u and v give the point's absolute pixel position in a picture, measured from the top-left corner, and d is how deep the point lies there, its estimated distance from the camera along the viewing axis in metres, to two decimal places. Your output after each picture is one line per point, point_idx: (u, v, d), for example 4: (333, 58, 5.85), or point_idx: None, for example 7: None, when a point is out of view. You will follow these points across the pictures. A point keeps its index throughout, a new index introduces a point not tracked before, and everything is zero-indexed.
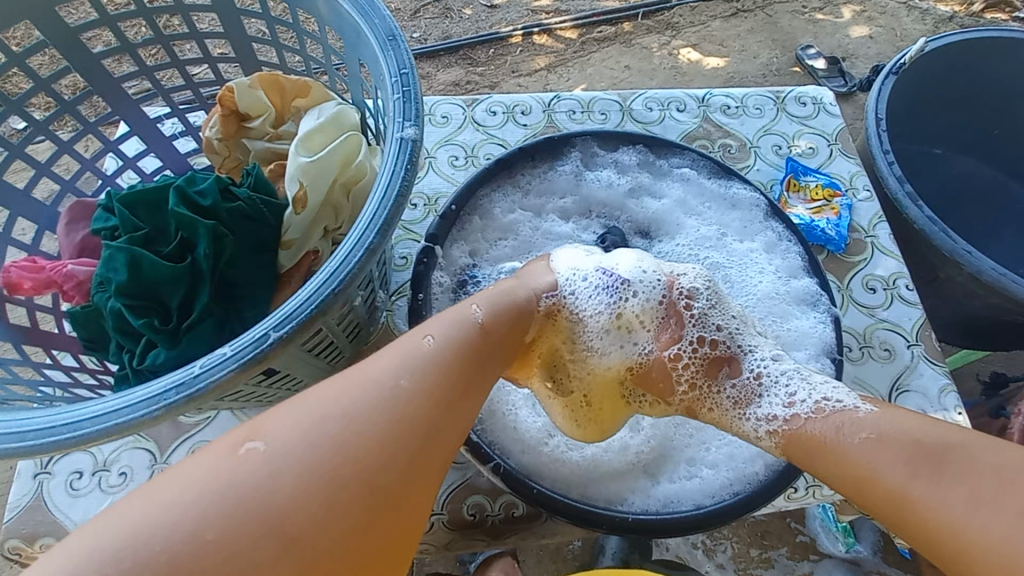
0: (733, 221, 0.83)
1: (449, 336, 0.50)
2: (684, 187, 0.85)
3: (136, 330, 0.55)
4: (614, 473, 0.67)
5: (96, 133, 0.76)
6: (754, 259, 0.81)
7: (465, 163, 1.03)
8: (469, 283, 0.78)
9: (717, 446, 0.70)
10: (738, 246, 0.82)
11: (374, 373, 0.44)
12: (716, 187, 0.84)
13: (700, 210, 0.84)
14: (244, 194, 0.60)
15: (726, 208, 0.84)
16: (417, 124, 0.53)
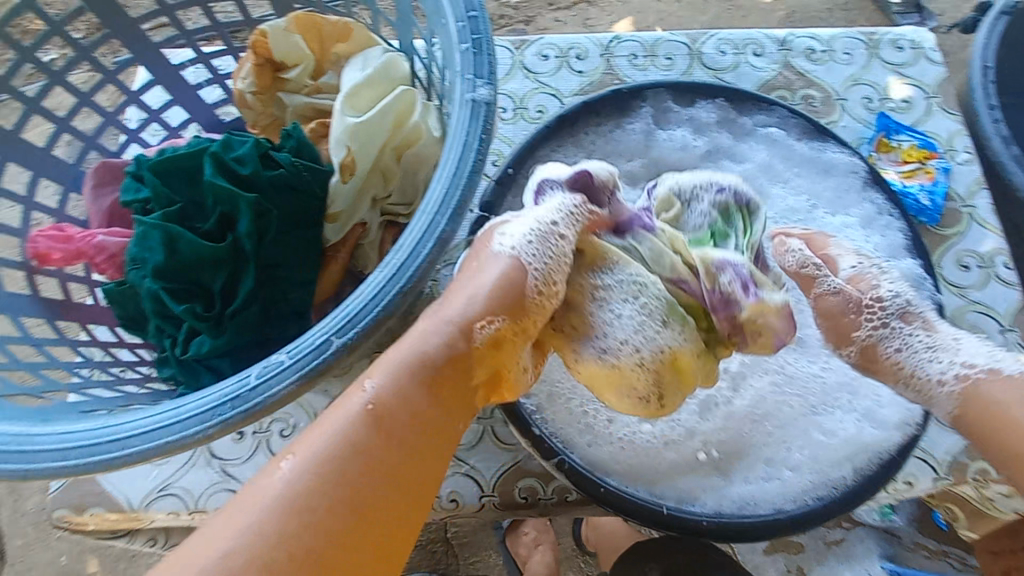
0: (825, 190, 0.73)
1: (323, 447, 0.42)
2: (767, 150, 0.75)
3: (177, 316, 0.51)
4: (685, 468, 0.63)
5: (117, 83, 0.68)
6: (848, 235, 0.71)
7: (513, 115, 0.93)
8: None
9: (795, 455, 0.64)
10: (830, 219, 0.72)
11: (265, 494, 0.40)
12: (807, 152, 0.75)
13: (786, 177, 0.75)
14: (287, 160, 0.52)
15: (818, 175, 0.74)
16: (491, 83, 0.44)
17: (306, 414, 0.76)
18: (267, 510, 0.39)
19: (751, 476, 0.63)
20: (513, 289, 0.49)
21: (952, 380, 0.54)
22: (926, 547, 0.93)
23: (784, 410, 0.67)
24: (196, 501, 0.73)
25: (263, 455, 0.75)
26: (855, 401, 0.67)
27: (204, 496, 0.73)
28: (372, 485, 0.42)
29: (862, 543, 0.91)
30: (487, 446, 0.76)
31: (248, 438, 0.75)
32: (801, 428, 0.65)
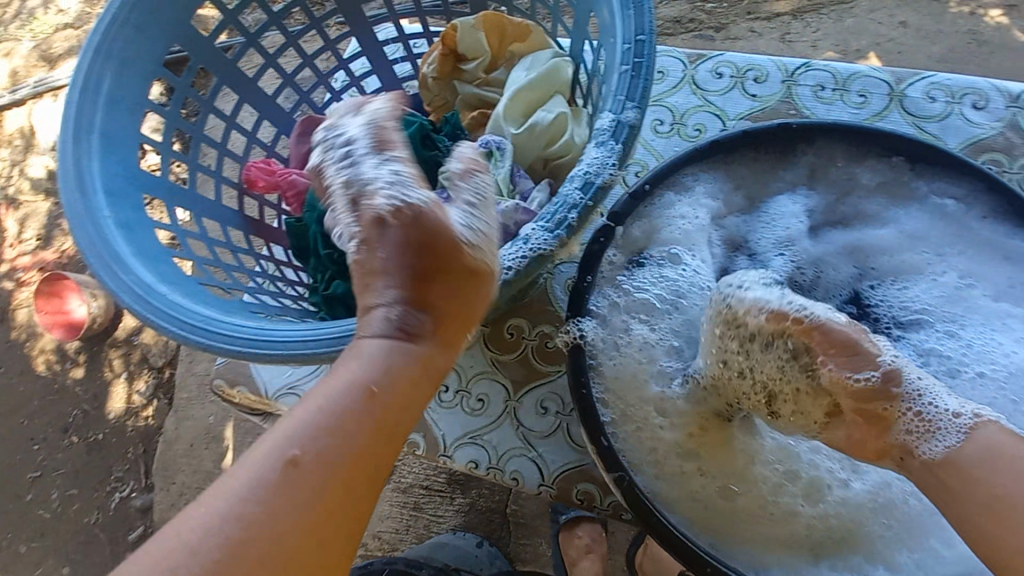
0: (995, 277, 0.68)
1: (379, 373, 0.41)
2: (934, 221, 0.69)
3: (327, 258, 0.60)
4: (758, 532, 0.61)
5: (334, 50, 0.81)
6: (1005, 325, 0.67)
7: (669, 130, 0.91)
8: (643, 264, 0.70)
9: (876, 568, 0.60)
10: (987, 303, 0.68)
11: (289, 422, 0.39)
12: (988, 232, 0.67)
13: (942, 254, 0.70)
14: (442, 143, 0.61)
15: (992, 260, 0.68)
16: (640, 108, 0.46)
17: None
18: (297, 437, 0.38)
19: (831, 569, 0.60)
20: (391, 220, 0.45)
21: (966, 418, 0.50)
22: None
23: (876, 508, 0.62)
24: None
25: None
26: None
27: None
28: (396, 389, 0.41)
29: None
30: (559, 439, 0.79)
31: None
32: (884, 526, 0.62)
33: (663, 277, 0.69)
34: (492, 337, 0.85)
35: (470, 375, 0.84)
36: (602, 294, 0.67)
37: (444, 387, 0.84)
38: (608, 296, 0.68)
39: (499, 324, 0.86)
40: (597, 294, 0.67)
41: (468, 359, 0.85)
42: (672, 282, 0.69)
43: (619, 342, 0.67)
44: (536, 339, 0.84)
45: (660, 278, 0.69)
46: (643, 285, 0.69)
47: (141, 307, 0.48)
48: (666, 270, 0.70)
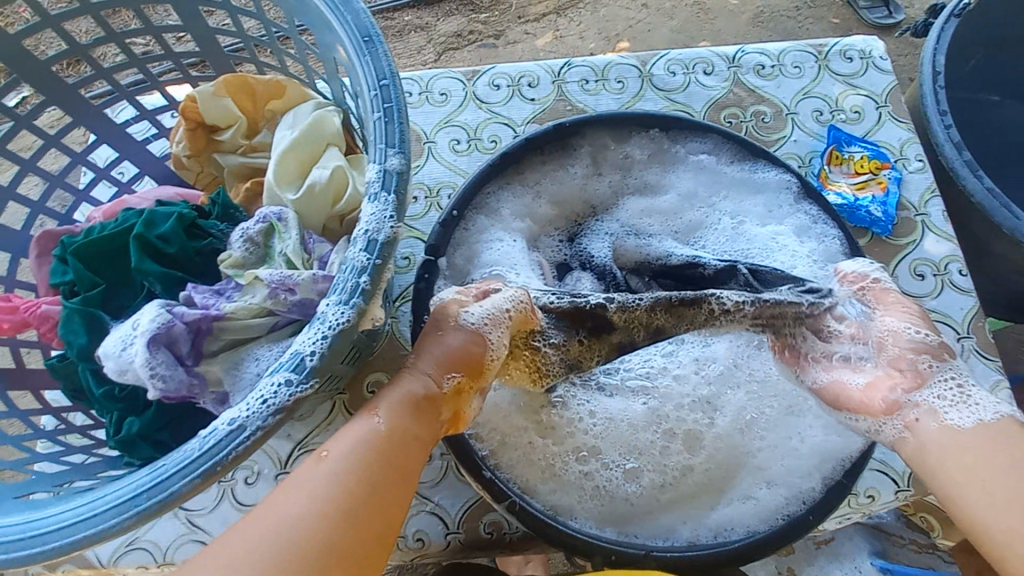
0: (756, 207, 0.78)
1: (357, 447, 0.44)
2: (698, 176, 0.79)
3: (104, 398, 0.50)
4: (658, 500, 0.63)
5: (61, 146, 0.69)
6: (777, 243, 0.76)
7: (468, 147, 0.93)
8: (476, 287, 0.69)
9: (762, 490, 0.63)
10: (758, 230, 0.77)
11: (278, 506, 0.40)
12: (739, 175, 0.78)
13: (714, 201, 0.79)
14: (215, 228, 0.53)
15: (749, 194, 0.78)
16: (403, 152, 0.44)
17: (270, 459, 0.77)
18: (280, 518, 0.39)
19: (728, 506, 0.63)
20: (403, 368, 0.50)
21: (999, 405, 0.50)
22: (915, 542, 0.94)
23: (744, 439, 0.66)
24: (164, 554, 0.74)
25: (230, 504, 0.76)
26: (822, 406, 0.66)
27: (172, 547, 0.74)
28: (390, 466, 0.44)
29: (850, 540, 0.93)
30: (450, 481, 0.75)
31: (214, 488, 0.76)
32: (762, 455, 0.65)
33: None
34: (352, 402, 0.80)
35: None
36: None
37: None
38: None
39: (356, 386, 0.81)
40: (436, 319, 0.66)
41: (335, 435, 0.78)
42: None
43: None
44: (398, 389, 0.81)
45: None
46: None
47: None
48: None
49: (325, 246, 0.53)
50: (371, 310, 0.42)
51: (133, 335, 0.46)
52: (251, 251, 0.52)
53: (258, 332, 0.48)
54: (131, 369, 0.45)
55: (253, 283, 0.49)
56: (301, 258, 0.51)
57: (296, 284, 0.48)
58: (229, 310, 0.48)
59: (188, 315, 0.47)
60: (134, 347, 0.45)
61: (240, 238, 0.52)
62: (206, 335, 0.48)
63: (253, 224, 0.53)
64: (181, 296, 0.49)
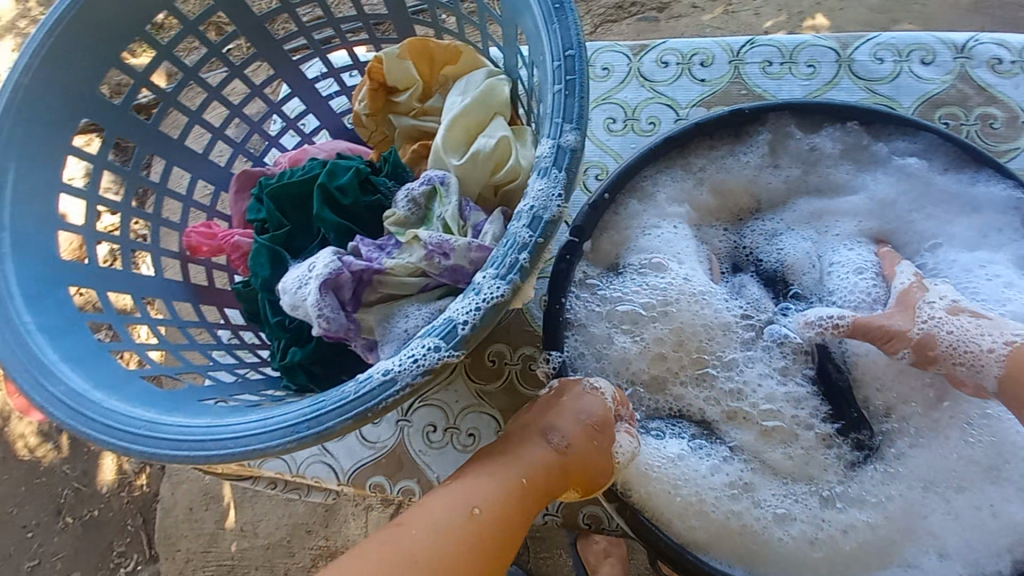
0: (965, 230, 0.65)
1: (490, 497, 0.50)
2: (896, 185, 0.67)
3: (275, 327, 0.56)
4: (818, 563, 0.58)
5: (262, 95, 0.77)
6: (995, 272, 0.63)
7: (623, 127, 0.89)
8: (626, 271, 0.67)
9: (930, 560, 0.57)
10: (957, 258, 0.65)
11: (420, 523, 0.48)
12: (951, 187, 0.65)
13: (909, 219, 0.68)
14: (383, 185, 0.56)
15: (960, 213, 0.65)
16: (579, 128, 0.42)
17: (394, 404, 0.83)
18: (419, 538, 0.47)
19: (886, 573, 0.58)
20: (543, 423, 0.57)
21: (1003, 349, 0.53)
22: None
23: (917, 502, 0.59)
24: (297, 467, 0.83)
25: (355, 437, 0.83)
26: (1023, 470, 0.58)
27: (304, 463, 0.83)
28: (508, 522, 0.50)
29: None
30: None
31: None
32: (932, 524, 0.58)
33: (645, 284, 0.66)
34: (473, 367, 0.83)
35: (457, 412, 0.81)
36: (580, 296, 0.66)
37: (432, 426, 0.81)
38: (587, 303, 0.66)
39: (479, 352, 0.83)
40: (574, 292, 0.65)
41: (453, 394, 0.82)
42: (660, 286, 0.66)
43: (603, 361, 0.65)
44: (518, 363, 0.82)
45: (638, 288, 0.66)
46: (623, 294, 0.65)
47: (75, 421, 0.44)
48: (650, 277, 0.66)
49: (480, 216, 0.53)
50: (525, 289, 0.41)
51: (307, 274, 0.50)
52: (413, 211, 0.54)
53: (412, 291, 0.51)
54: (302, 306, 0.50)
55: (412, 244, 0.51)
56: (459, 225, 0.52)
57: (451, 249, 0.49)
58: (389, 265, 0.50)
59: (354, 265, 0.50)
60: (308, 288, 0.49)
61: (403, 197, 0.54)
62: (367, 286, 0.51)
63: (417, 185, 0.54)
64: (349, 246, 0.52)
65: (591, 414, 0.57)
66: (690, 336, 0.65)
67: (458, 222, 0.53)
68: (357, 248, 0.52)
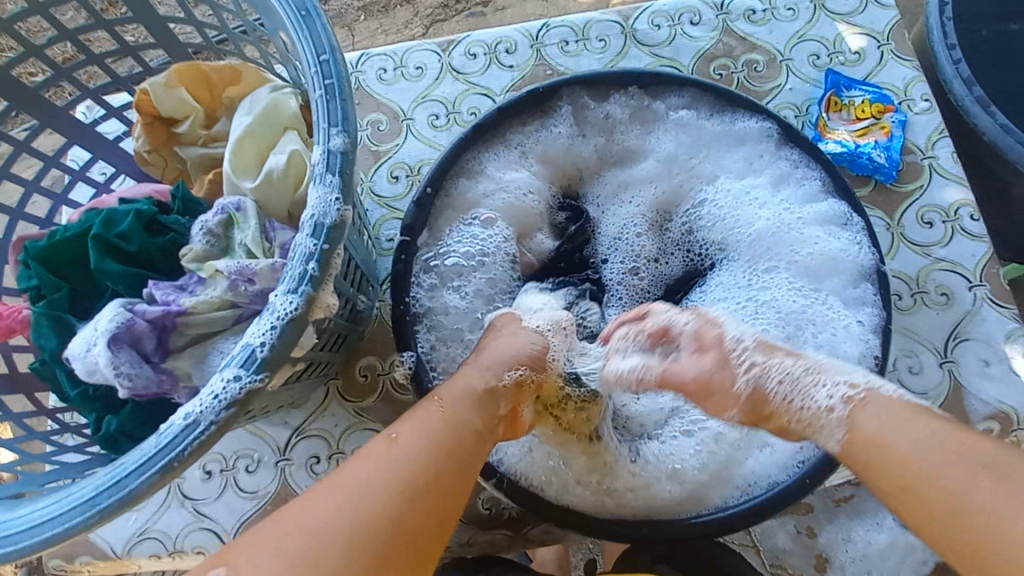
0: (734, 162, 0.74)
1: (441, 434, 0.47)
2: (674, 138, 0.76)
3: (81, 400, 0.50)
4: (694, 480, 0.61)
5: (31, 151, 0.69)
6: (757, 194, 0.74)
7: (447, 122, 0.91)
8: (461, 230, 0.70)
9: (776, 436, 0.63)
10: (723, 194, 0.75)
11: (376, 467, 0.43)
12: (717, 129, 0.74)
13: (691, 164, 0.76)
14: (176, 222, 0.52)
15: (728, 149, 0.75)
16: (346, 131, 0.43)
17: (269, 447, 0.79)
18: (379, 479, 0.42)
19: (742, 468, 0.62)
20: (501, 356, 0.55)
21: (841, 407, 0.48)
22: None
23: None
24: (175, 542, 0.76)
25: (234, 492, 0.78)
26: (818, 332, 0.67)
27: (181, 535, 0.76)
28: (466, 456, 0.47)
29: None
30: None
31: (217, 477, 0.78)
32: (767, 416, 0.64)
33: (470, 237, 0.70)
34: (346, 387, 0.81)
35: (338, 437, 0.79)
36: (419, 281, 0.67)
37: (315, 458, 0.78)
38: (428, 287, 0.68)
39: (348, 371, 0.82)
40: (415, 285, 0.67)
41: (331, 420, 0.80)
42: (483, 239, 0.71)
43: (431, 329, 0.67)
44: (390, 371, 0.81)
45: (466, 245, 0.70)
46: (449, 246, 0.69)
47: None
48: (477, 226, 0.70)
49: (287, 233, 0.51)
50: (323, 297, 0.41)
51: (94, 337, 0.45)
52: (213, 243, 0.51)
53: (222, 326, 0.48)
54: (98, 370, 0.45)
55: (212, 280, 0.48)
56: (263, 248, 0.51)
57: (254, 273, 0.47)
58: (189, 305, 0.47)
59: (151, 312, 0.47)
60: (97, 349, 0.45)
61: (199, 231, 0.51)
62: (172, 332, 0.47)
63: (212, 216, 0.52)
64: (143, 294, 0.48)
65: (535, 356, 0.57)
66: (496, 292, 0.71)
67: (262, 244, 0.51)
68: (154, 296, 0.48)
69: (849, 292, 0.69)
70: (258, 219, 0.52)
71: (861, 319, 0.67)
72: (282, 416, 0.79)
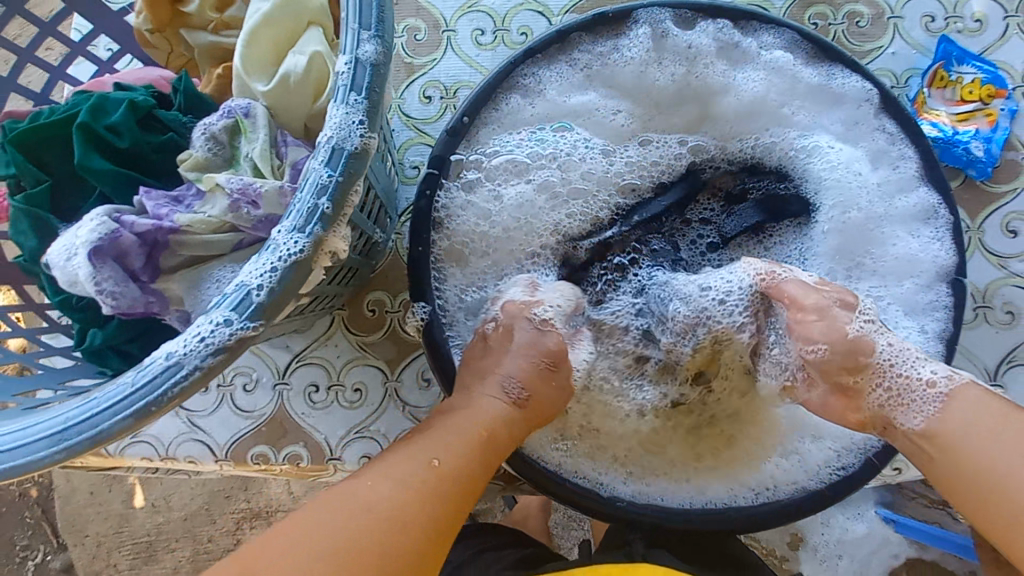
0: (834, 123, 0.64)
1: (450, 451, 0.46)
2: (768, 81, 0.63)
3: (64, 307, 0.46)
4: (699, 473, 0.57)
5: (21, 11, 0.60)
6: (851, 170, 0.63)
7: (493, 40, 0.80)
8: (523, 138, 0.62)
9: (807, 445, 0.58)
10: (834, 154, 0.63)
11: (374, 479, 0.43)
12: (813, 83, 0.63)
13: (782, 113, 0.64)
14: (176, 121, 0.46)
15: (821, 109, 0.64)
16: (382, 37, 0.35)
17: (268, 368, 0.76)
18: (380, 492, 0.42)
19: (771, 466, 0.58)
20: (544, 372, 0.53)
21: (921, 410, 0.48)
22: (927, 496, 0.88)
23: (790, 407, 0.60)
24: (167, 449, 0.75)
25: (229, 408, 0.76)
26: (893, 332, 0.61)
27: (174, 444, 0.75)
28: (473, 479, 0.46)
29: None
30: None
31: (213, 391, 0.76)
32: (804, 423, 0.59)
33: (532, 143, 0.62)
34: (352, 318, 0.77)
35: (339, 368, 0.76)
36: (449, 189, 0.59)
37: (314, 386, 0.76)
38: (461, 206, 0.60)
39: (356, 302, 0.77)
40: (441, 197, 0.59)
41: (333, 350, 0.76)
42: (557, 143, 0.63)
43: (522, 234, 0.62)
44: (400, 310, 0.77)
45: (513, 156, 0.61)
46: (504, 146, 0.61)
47: None
48: (549, 133, 0.63)
49: (300, 151, 0.44)
50: (333, 241, 0.34)
51: (74, 247, 0.40)
52: (216, 151, 0.45)
53: (222, 249, 0.42)
54: (79, 282, 0.40)
55: (211, 197, 0.42)
56: (271, 164, 0.44)
57: (259, 195, 0.41)
58: (184, 221, 0.42)
59: (139, 225, 0.41)
60: (77, 260, 0.39)
61: (202, 137, 0.45)
62: (164, 250, 0.42)
63: (216, 121, 0.45)
64: (134, 202, 0.43)
65: (547, 351, 0.53)
66: (571, 191, 0.63)
67: (271, 157, 0.44)
68: (146, 206, 0.42)
69: (915, 296, 0.61)
70: (270, 129, 0.45)
71: (925, 325, 0.60)
72: (283, 339, 0.76)
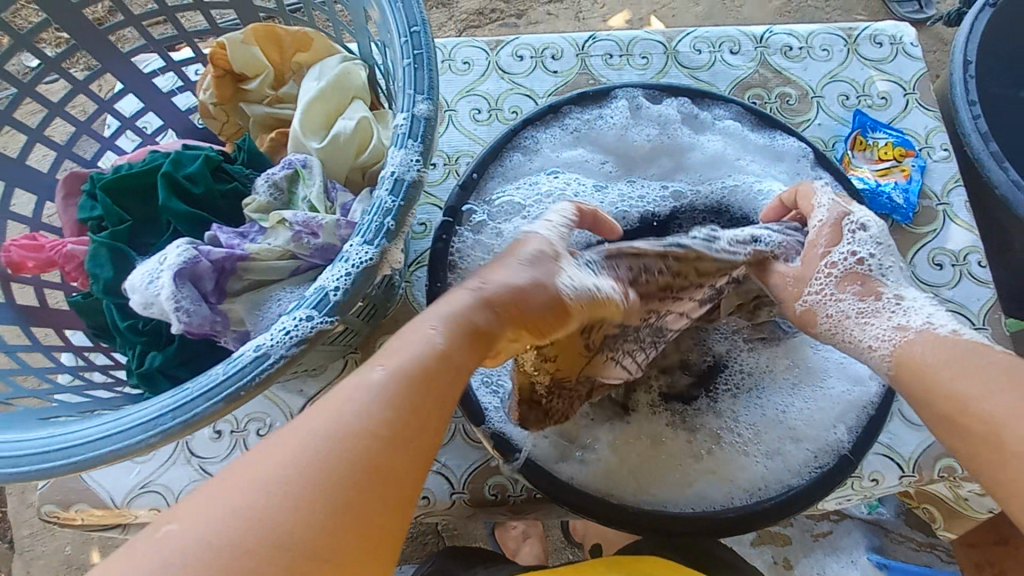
0: (777, 175, 0.76)
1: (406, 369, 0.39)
2: (723, 143, 0.77)
3: (126, 333, 0.51)
4: (694, 476, 0.63)
5: (87, 92, 0.69)
6: None
7: (488, 117, 0.93)
8: (524, 182, 0.72)
9: (792, 446, 0.63)
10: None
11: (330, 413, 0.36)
12: (759, 143, 0.76)
13: (738, 165, 0.77)
14: (240, 172, 0.54)
15: (767, 163, 0.76)
16: (432, 99, 0.45)
17: (281, 413, 0.79)
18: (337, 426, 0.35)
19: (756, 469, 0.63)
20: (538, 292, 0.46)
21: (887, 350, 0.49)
22: (913, 540, 0.98)
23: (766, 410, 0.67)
24: (176, 498, 0.75)
25: (241, 454, 0.78)
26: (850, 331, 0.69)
27: (184, 492, 0.76)
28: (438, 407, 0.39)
29: (848, 535, 0.97)
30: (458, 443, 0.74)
31: (226, 437, 0.78)
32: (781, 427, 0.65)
33: (536, 187, 0.72)
34: (365, 361, 0.81)
35: None
36: (461, 234, 0.68)
37: None
38: (469, 244, 0.68)
39: (369, 346, 0.82)
40: (455, 242, 0.68)
41: None
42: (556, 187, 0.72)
43: None
44: None
45: (512, 202, 0.70)
46: (505, 190, 0.71)
47: None
48: (548, 179, 0.73)
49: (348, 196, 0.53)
50: (394, 252, 0.42)
51: (159, 271, 0.46)
52: (275, 196, 0.53)
53: (281, 275, 0.49)
54: (156, 303, 0.46)
55: (273, 230, 0.50)
56: (324, 205, 0.52)
57: (319, 227, 0.48)
58: (253, 251, 0.49)
59: (214, 254, 0.48)
60: (161, 281, 0.46)
61: (264, 184, 0.53)
62: (230, 275, 0.49)
63: (276, 172, 0.53)
64: (206, 236, 0.50)
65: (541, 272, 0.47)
66: None
67: (324, 200, 0.52)
68: (219, 239, 0.50)
69: None
70: (322, 178, 0.53)
71: None
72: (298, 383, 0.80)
